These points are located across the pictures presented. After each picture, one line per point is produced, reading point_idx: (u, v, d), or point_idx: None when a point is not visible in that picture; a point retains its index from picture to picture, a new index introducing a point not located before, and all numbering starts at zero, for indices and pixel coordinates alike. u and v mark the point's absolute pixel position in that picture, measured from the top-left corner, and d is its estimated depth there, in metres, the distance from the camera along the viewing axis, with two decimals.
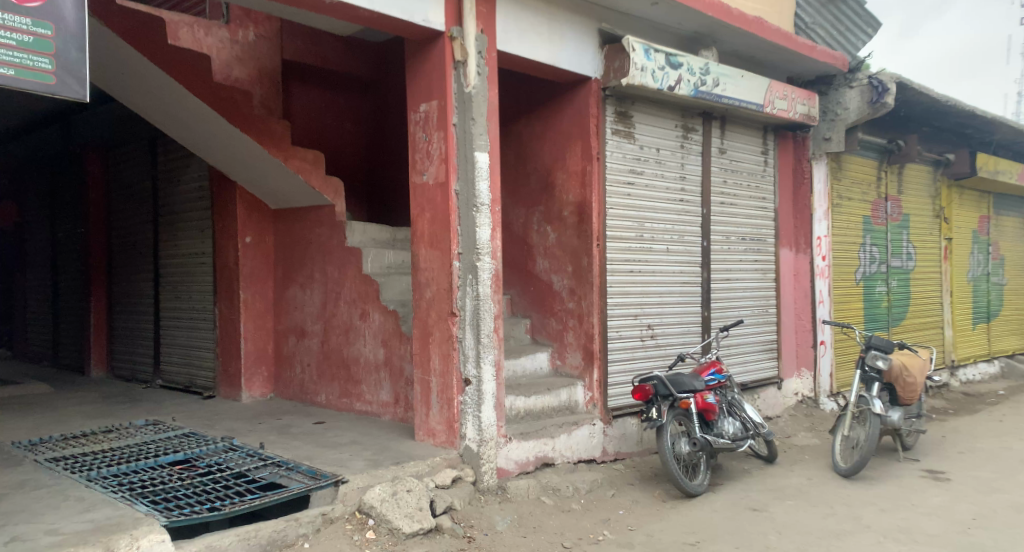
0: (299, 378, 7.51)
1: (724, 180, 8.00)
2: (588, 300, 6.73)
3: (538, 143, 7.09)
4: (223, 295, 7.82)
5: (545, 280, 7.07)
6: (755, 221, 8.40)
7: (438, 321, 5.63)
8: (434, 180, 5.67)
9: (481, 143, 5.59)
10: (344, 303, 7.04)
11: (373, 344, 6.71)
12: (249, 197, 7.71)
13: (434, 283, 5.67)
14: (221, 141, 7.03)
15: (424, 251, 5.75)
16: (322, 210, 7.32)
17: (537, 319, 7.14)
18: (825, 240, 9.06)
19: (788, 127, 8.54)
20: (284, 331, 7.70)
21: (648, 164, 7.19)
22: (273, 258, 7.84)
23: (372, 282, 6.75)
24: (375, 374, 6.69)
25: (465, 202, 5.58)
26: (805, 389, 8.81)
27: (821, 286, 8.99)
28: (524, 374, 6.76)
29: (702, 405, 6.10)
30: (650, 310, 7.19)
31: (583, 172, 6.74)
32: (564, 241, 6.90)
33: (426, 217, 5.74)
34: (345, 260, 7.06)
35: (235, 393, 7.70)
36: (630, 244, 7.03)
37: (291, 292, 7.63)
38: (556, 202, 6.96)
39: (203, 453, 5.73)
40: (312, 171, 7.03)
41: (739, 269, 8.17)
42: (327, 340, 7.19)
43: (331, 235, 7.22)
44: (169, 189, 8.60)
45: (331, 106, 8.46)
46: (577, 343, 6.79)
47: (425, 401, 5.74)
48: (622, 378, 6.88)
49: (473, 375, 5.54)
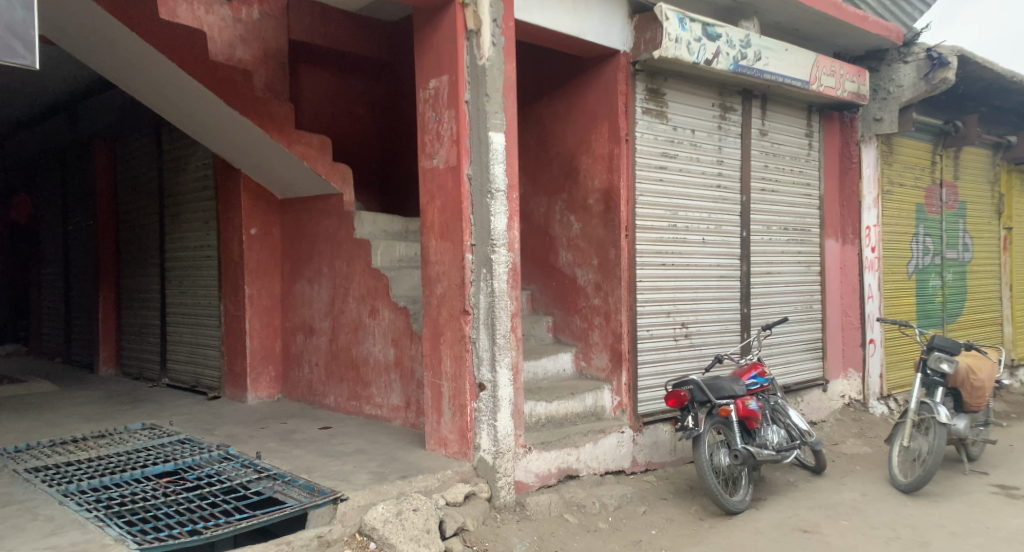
0: (307, 379, 7.04)
1: (765, 164, 7.37)
2: (615, 296, 6.16)
3: (562, 126, 6.52)
4: (228, 290, 7.36)
5: (569, 274, 6.50)
6: (798, 209, 7.75)
7: (450, 319, 5.10)
8: (445, 164, 5.13)
9: (496, 122, 5.04)
10: (353, 300, 6.54)
11: (383, 344, 6.21)
12: (254, 186, 7.24)
13: (445, 277, 5.14)
14: (220, 126, 6.56)
15: (434, 242, 5.22)
16: (330, 199, 6.82)
17: (560, 316, 6.58)
18: (875, 229, 8.36)
19: (835, 106, 7.87)
20: (292, 329, 7.23)
21: (683, 147, 6.59)
22: (280, 251, 7.36)
23: (382, 277, 6.25)
24: (385, 376, 6.18)
25: (478, 188, 5.04)
26: (853, 392, 8.14)
27: (871, 280, 8.30)
28: (546, 376, 6.22)
29: (742, 412, 5.51)
30: (684, 307, 6.59)
31: (610, 156, 6.17)
32: (590, 231, 6.33)
33: (436, 205, 5.20)
34: (354, 253, 6.56)
35: (240, 394, 7.24)
36: (662, 235, 6.43)
37: (298, 287, 7.16)
38: (580, 189, 6.39)
39: (197, 462, 5.16)
40: (318, 157, 6.54)
41: (781, 261, 7.53)
42: (336, 338, 6.70)
43: (340, 226, 6.72)
44: (173, 179, 8.13)
45: (342, 90, 7.97)
46: (604, 343, 6.22)
47: (435, 407, 5.21)
48: (653, 382, 6.30)
49: (489, 380, 4.99)
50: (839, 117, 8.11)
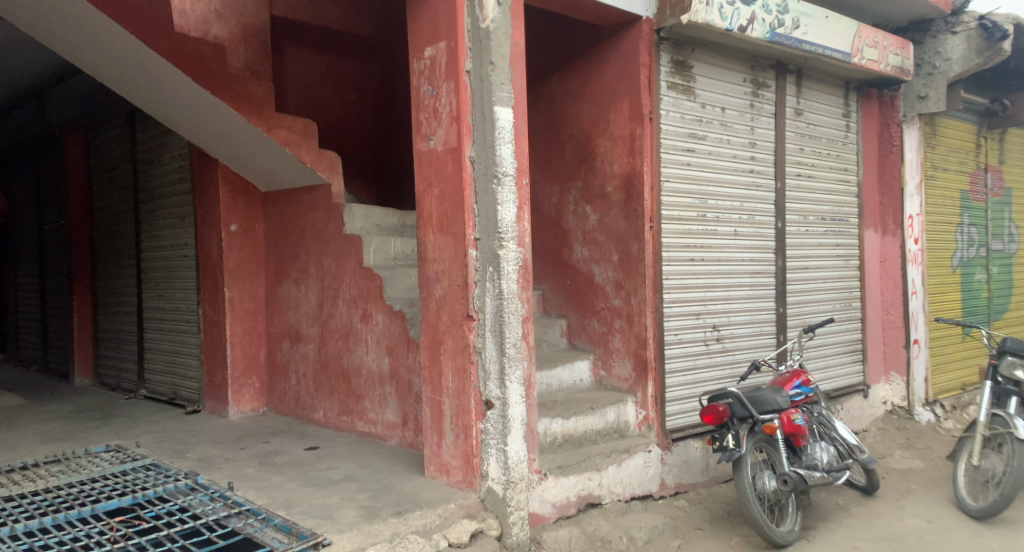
0: (294, 391, 6.32)
1: (800, 147, 6.65)
2: (639, 296, 5.44)
3: (576, 105, 5.80)
4: (207, 293, 6.64)
5: (584, 271, 5.79)
6: (835, 197, 7.03)
7: (451, 326, 4.40)
8: (444, 145, 4.41)
9: (503, 95, 4.31)
10: (344, 303, 5.84)
11: (377, 353, 5.50)
12: (234, 177, 6.52)
13: (446, 277, 4.42)
14: (192, 109, 5.84)
15: (433, 237, 4.50)
16: (317, 191, 6.11)
17: (575, 319, 5.88)
18: (918, 219, 7.63)
19: (875, 83, 7.16)
20: (277, 336, 6.52)
21: (712, 127, 5.87)
22: (264, 250, 6.65)
23: (375, 277, 5.55)
24: (379, 389, 5.46)
25: (483, 173, 4.32)
26: (896, 398, 7.42)
27: (914, 274, 7.57)
28: (561, 388, 5.52)
29: (789, 428, 4.79)
30: (715, 307, 5.87)
31: (631, 136, 5.46)
32: (608, 223, 5.62)
33: (434, 193, 4.48)
34: (345, 250, 5.85)
35: (220, 409, 6.51)
36: (690, 226, 5.72)
37: (284, 288, 6.44)
38: (597, 175, 5.68)
39: (158, 495, 4.45)
40: (303, 143, 5.83)
41: (818, 255, 6.82)
42: (325, 346, 6.00)
43: (328, 221, 6.01)
44: (148, 171, 7.40)
45: (331, 73, 7.27)
46: (627, 350, 5.51)
47: (435, 428, 4.50)
48: (683, 393, 5.58)
49: (497, 397, 4.27)
50: (878, 96, 7.41)
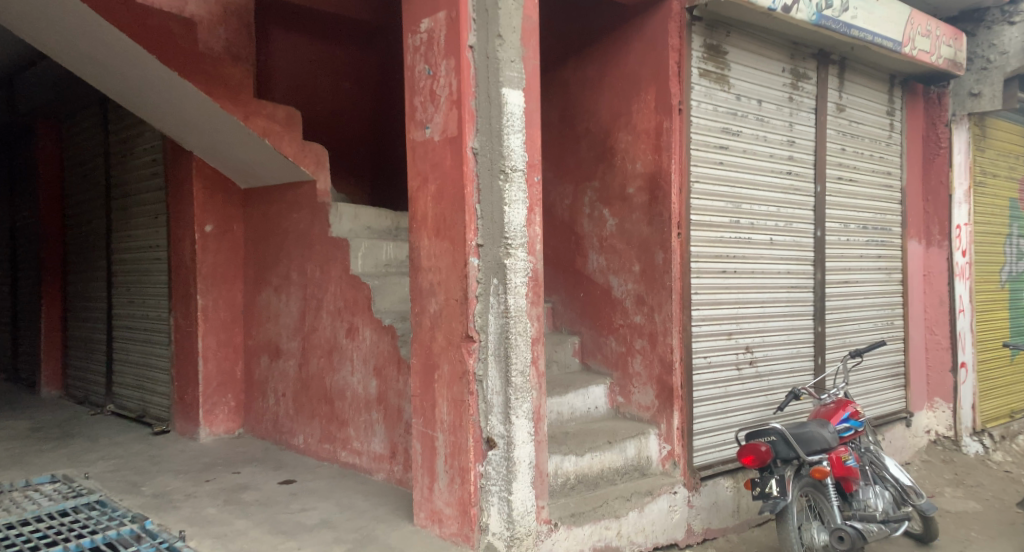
0: (272, 412, 5.63)
1: (842, 147, 5.97)
2: (664, 313, 4.76)
3: (595, 95, 5.15)
4: (178, 300, 5.92)
5: (601, 283, 5.12)
6: (878, 203, 6.34)
7: (447, 349, 3.70)
8: (442, 134, 3.71)
9: (513, 75, 3.62)
10: (328, 315, 5.16)
11: (364, 374, 4.82)
12: (210, 172, 5.81)
13: (442, 289, 3.74)
14: (159, 96, 5.10)
15: (428, 242, 3.81)
16: (301, 188, 5.42)
17: (589, 336, 5.22)
18: (967, 229, 6.93)
19: (922, 77, 6.48)
20: (255, 349, 5.83)
21: (747, 122, 5.21)
22: (243, 253, 5.96)
23: (363, 286, 4.87)
24: (365, 415, 4.78)
25: (487, 167, 3.62)
26: (940, 427, 6.77)
27: (961, 289, 6.89)
28: (573, 416, 4.85)
29: (840, 470, 4.21)
30: (748, 326, 5.19)
31: (658, 130, 4.79)
32: (629, 228, 4.95)
33: (429, 191, 3.80)
34: (329, 255, 5.18)
35: (190, 430, 5.78)
36: (723, 234, 5.05)
37: (264, 297, 5.76)
38: (617, 174, 5.02)
39: (98, 543, 3.75)
40: (285, 135, 5.13)
41: (859, 267, 6.13)
42: (306, 363, 5.32)
43: (312, 222, 5.33)
44: (119, 165, 6.65)
45: (322, 60, 6.60)
46: (649, 374, 4.83)
47: (427, 468, 3.80)
48: (712, 424, 4.90)
49: (501, 434, 3.59)
50: (924, 93, 6.77)
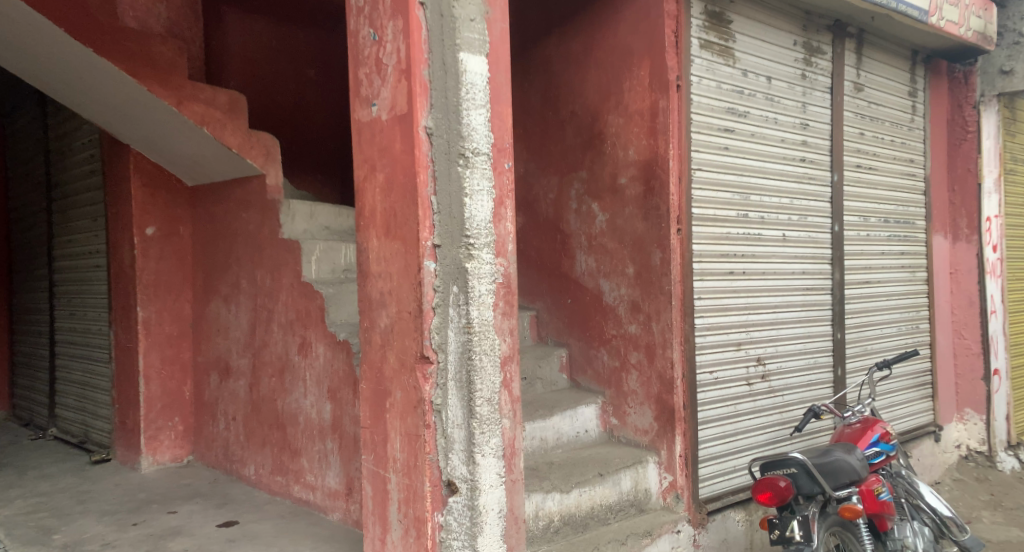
0: (222, 438, 4.96)
1: (861, 132, 5.33)
2: (663, 322, 4.14)
3: (583, 74, 4.52)
4: (117, 313, 5.20)
5: (591, 287, 4.52)
6: (900, 194, 5.70)
7: (399, 373, 3.04)
8: (390, 111, 3.03)
9: (472, 38, 2.98)
10: (279, 329, 4.51)
11: (318, 396, 4.18)
12: (150, 168, 5.07)
13: (393, 300, 3.07)
14: (79, 81, 4.41)
15: (377, 243, 3.15)
16: (250, 184, 4.75)
17: (577, 349, 4.61)
18: (997, 222, 6.27)
19: (947, 54, 5.87)
20: (204, 368, 5.14)
21: (755, 102, 4.57)
22: (191, 259, 5.24)
23: (315, 296, 4.23)
24: (319, 444, 4.14)
25: (443, 151, 2.96)
26: (972, 440, 6.32)
27: (993, 288, 6.26)
28: (559, 443, 4.23)
29: (871, 504, 3.70)
30: (759, 335, 4.56)
31: (653, 110, 4.16)
32: (622, 224, 4.33)
33: (377, 180, 3.12)
34: (280, 260, 4.53)
35: (131, 459, 5.09)
36: (729, 230, 4.43)
37: (213, 307, 5.09)
38: (607, 163, 4.40)
39: None
40: (227, 123, 4.45)
41: (881, 266, 5.49)
42: (257, 383, 4.68)
43: (262, 223, 4.67)
44: (58, 163, 5.97)
45: (285, 43, 5.93)
46: (646, 392, 4.23)
47: (379, 517, 3.15)
48: (719, 449, 4.30)
49: (464, 477, 2.95)
50: (948, 72, 6.18)
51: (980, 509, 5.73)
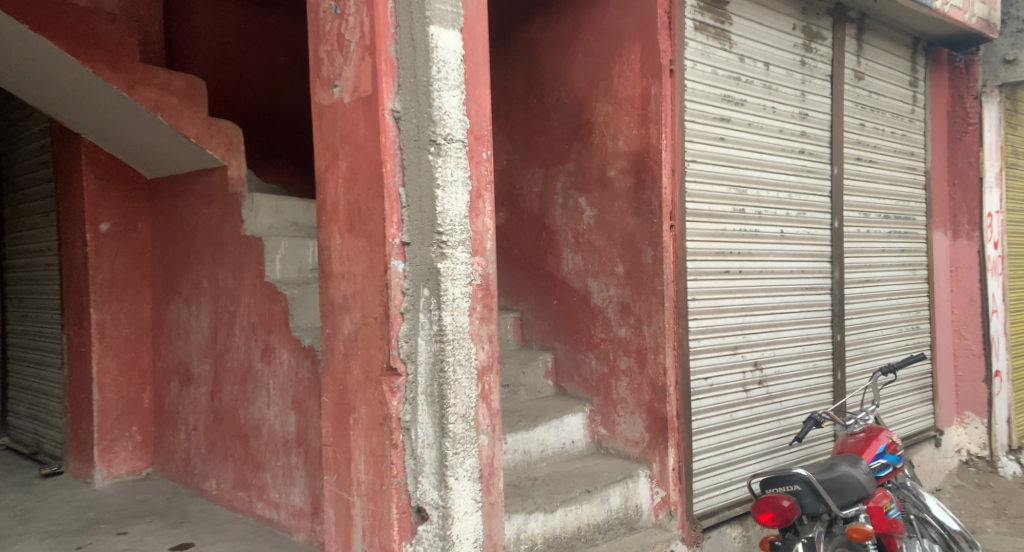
0: (182, 450, 4.62)
1: (861, 123, 5.05)
2: (655, 326, 3.85)
3: (569, 58, 4.21)
4: (70, 316, 4.84)
5: (578, 287, 4.22)
6: (900, 189, 5.43)
7: (364, 386, 2.73)
8: (353, 93, 2.72)
9: (444, 10, 2.67)
10: (241, 333, 4.19)
11: (282, 408, 3.86)
12: (104, 159, 4.69)
13: (358, 304, 2.76)
14: (20, 66, 4.03)
15: (340, 240, 2.83)
16: (211, 176, 4.41)
17: (564, 353, 4.31)
18: (999, 217, 6.02)
19: (950, 42, 5.62)
20: (164, 374, 4.79)
21: (752, 89, 4.28)
22: (150, 257, 4.87)
23: (279, 298, 3.91)
24: (283, 459, 3.82)
25: (412, 137, 2.64)
26: (972, 445, 6.08)
27: (994, 287, 6.01)
28: (544, 455, 3.93)
29: (880, 523, 3.43)
30: (756, 337, 4.28)
31: (644, 97, 3.87)
32: (611, 220, 4.03)
33: (340, 171, 2.80)
34: (242, 259, 4.20)
35: (85, 472, 4.73)
36: (725, 227, 4.14)
37: (173, 309, 4.74)
38: (595, 154, 4.10)
39: None
40: (185, 110, 4.10)
41: (881, 264, 5.22)
42: (218, 391, 4.34)
43: (224, 218, 4.33)
44: (10, 154, 5.59)
45: (255, 25, 5.53)
46: (637, 401, 3.94)
47: (343, 545, 2.83)
48: (716, 461, 4.03)
49: (435, 504, 2.64)
50: (949, 61, 5.92)
51: (983, 518, 5.47)
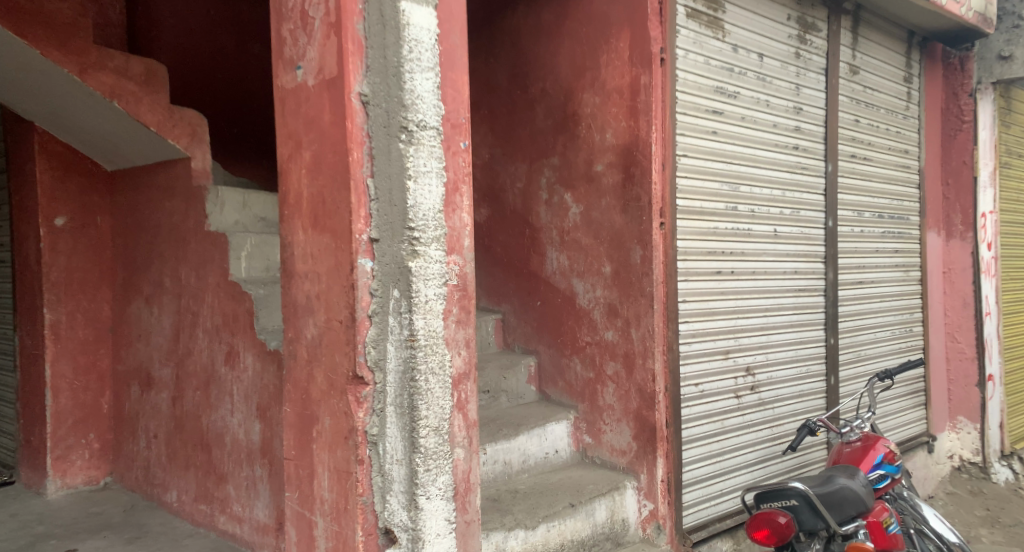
0: (143, 458, 4.35)
1: (856, 119, 4.87)
2: (644, 329, 3.64)
3: (555, 46, 3.99)
4: (23, 315, 4.55)
5: (563, 288, 4.00)
6: (895, 187, 5.26)
7: (328, 396, 2.50)
8: (318, 75, 2.48)
9: None
10: (204, 335, 3.93)
11: (246, 415, 3.61)
12: (60, 150, 4.41)
13: (322, 306, 2.52)
14: None
15: (303, 236, 2.59)
16: (174, 168, 4.14)
17: (547, 357, 4.10)
18: (992, 218, 5.86)
19: (945, 37, 5.45)
20: (124, 378, 4.53)
21: (746, 81, 4.08)
22: (110, 253, 4.60)
23: (244, 297, 3.66)
24: (247, 470, 3.58)
25: (382, 123, 2.41)
26: (965, 450, 5.91)
27: (988, 289, 5.82)
28: (526, 466, 3.71)
29: (881, 539, 3.25)
30: (748, 341, 4.08)
31: (634, 87, 3.66)
32: (599, 217, 3.82)
33: (303, 160, 2.57)
34: (205, 256, 3.94)
35: (38, 482, 4.45)
36: (717, 225, 3.94)
37: (134, 309, 4.47)
38: (581, 148, 3.89)
39: None
40: (143, 97, 3.84)
41: (874, 265, 5.04)
42: (180, 397, 4.09)
43: (186, 213, 4.07)
44: None
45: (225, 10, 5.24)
46: (624, 408, 3.73)
47: None
48: (707, 471, 3.82)
49: (404, 526, 2.44)
50: (943, 57, 5.77)
51: (977, 527, 5.30)
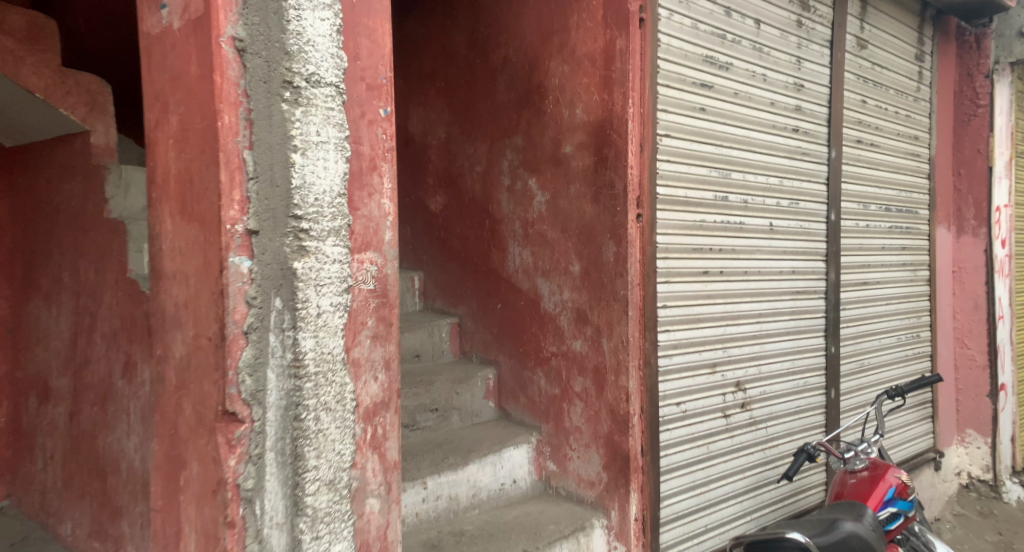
0: (40, 482, 3.76)
1: (863, 99, 4.32)
2: (617, 339, 3.08)
3: (518, 6, 3.41)
4: None
5: (526, 289, 3.43)
6: (903, 177, 4.72)
7: (200, 434, 1.94)
8: (185, 16, 1.95)
9: None
10: (101, 342, 3.33)
11: (142, 439, 3.02)
12: None
13: (192, 316, 1.97)
14: None
15: (171, 226, 2.03)
16: (72, 144, 3.53)
17: (508, 370, 3.54)
18: (1007, 212, 5.27)
19: (960, 10, 4.90)
20: (23, 387, 3.93)
21: (740, 50, 3.51)
22: (9, 243, 3.99)
23: (141, 299, 3.06)
24: (141, 505, 2.99)
25: (261, 78, 1.93)
26: (974, 467, 5.39)
27: (1002, 290, 5.26)
28: (476, 501, 3.15)
29: None
30: (739, 353, 3.52)
31: (608, 52, 3.09)
32: (566, 207, 3.24)
33: (171, 128, 2.01)
34: (103, 248, 3.35)
35: None
36: (705, 218, 3.37)
37: (33, 307, 3.86)
38: (548, 126, 3.31)
39: None
40: (27, 57, 3.24)
41: (881, 265, 4.49)
42: (77, 412, 3.49)
43: (84, 198, 3.47)
44: None
45: None
46: (593, 432, 3.17)
47: None
48: (689, 504, 3.28)
49: None
50: (957, 35, 5.21)
51: None
